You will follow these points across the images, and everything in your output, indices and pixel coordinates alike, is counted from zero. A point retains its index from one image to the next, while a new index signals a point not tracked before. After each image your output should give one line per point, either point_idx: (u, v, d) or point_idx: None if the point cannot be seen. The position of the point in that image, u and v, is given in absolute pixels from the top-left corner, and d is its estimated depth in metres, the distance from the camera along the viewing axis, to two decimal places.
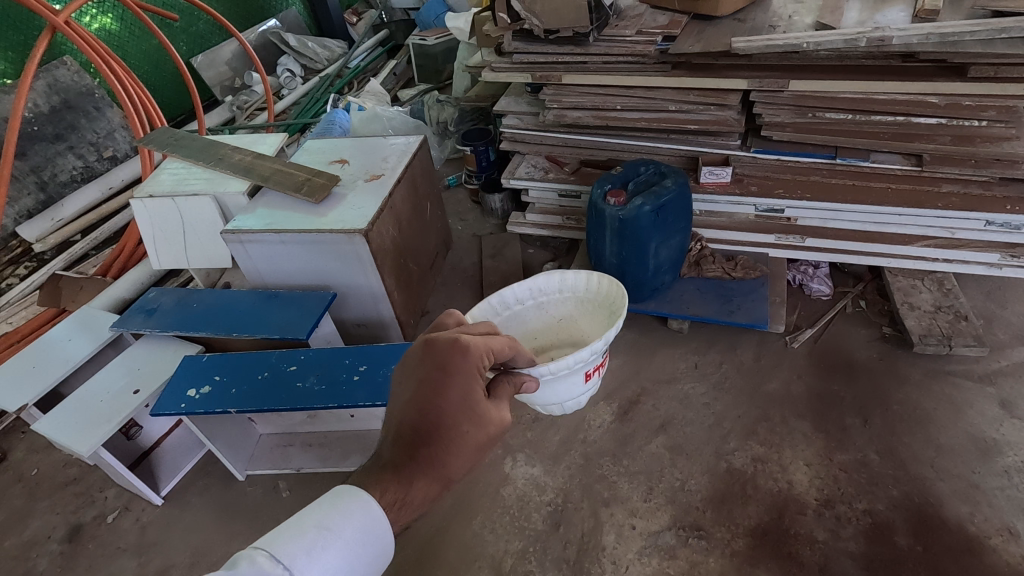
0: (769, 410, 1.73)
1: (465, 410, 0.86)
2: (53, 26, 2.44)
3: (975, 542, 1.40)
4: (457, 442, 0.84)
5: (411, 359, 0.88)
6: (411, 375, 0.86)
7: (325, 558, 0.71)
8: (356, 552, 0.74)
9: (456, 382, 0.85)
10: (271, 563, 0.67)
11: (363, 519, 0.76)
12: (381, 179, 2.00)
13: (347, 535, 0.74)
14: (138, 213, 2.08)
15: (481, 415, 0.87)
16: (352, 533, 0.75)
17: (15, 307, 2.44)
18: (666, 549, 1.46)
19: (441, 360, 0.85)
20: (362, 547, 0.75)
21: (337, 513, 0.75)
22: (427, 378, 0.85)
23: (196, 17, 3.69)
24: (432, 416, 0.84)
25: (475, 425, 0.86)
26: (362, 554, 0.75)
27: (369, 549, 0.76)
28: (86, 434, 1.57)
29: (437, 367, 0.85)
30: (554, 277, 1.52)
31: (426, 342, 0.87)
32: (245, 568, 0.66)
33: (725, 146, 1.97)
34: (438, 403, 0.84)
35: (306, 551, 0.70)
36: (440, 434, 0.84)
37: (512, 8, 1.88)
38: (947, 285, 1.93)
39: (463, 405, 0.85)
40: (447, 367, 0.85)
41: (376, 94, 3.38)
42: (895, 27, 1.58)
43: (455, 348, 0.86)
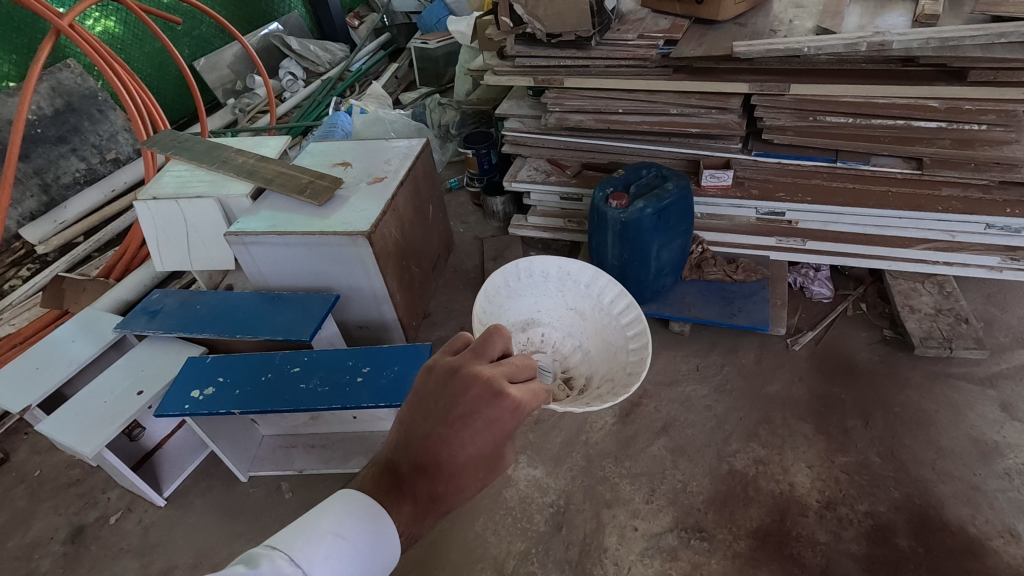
0: (770, 412, 1.73)
1: (487, 459, 0.76)
2: (57, 29, 2.44)
3: (977, 544, 1.41)
4: (470, 486, 0.77)
5: (445, 388, 0.73)
6: (440, 410, 0.73)
7: (341, 564, 0.65)
8: (370, 562, 0.68)
9: (487, 434, 0.74)
10: (287, 565, 0.61)
11: (377, 527, 0.70)
12: (384, 182, 2.01)
13: (356, 538, 0.68)
14: (141, 215, 2.08)
15: (499, 462, 0.79)
16: (366, 542, 0.68)
17: (18, 309, 2.45)
18: (669, 550, 1.47)
19: (478, 409, 0.73)
20: (376, 557, 0.69)
21: (348, 517, 0.69)
22: (461, 422, 0.73)
23: (198, 20, 3.70)
24: (451, 462, 0.75)
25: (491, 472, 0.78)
26: (375, 564, 0.69)
27: (382, 559, 0.70)
28: (89, 436, 1.57)
29: (472, 416, 0.73)
30: (589, 273, 1.42)
31: (466, 379, 0.73)
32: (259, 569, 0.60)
33: (726, 150, 1.98)
34: (463, 452, 0.74)
35: (324, 555, 0.64)
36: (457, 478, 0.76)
37: (514, 12, 1.86)
38: (948, 288, 1.94)
39: (487, 455, 0.76)
40: (484, 419, 0.73)
41: (378, 97, 3.40)
42: (895, 32, 1.59)
43: (500, 400, 0.73)
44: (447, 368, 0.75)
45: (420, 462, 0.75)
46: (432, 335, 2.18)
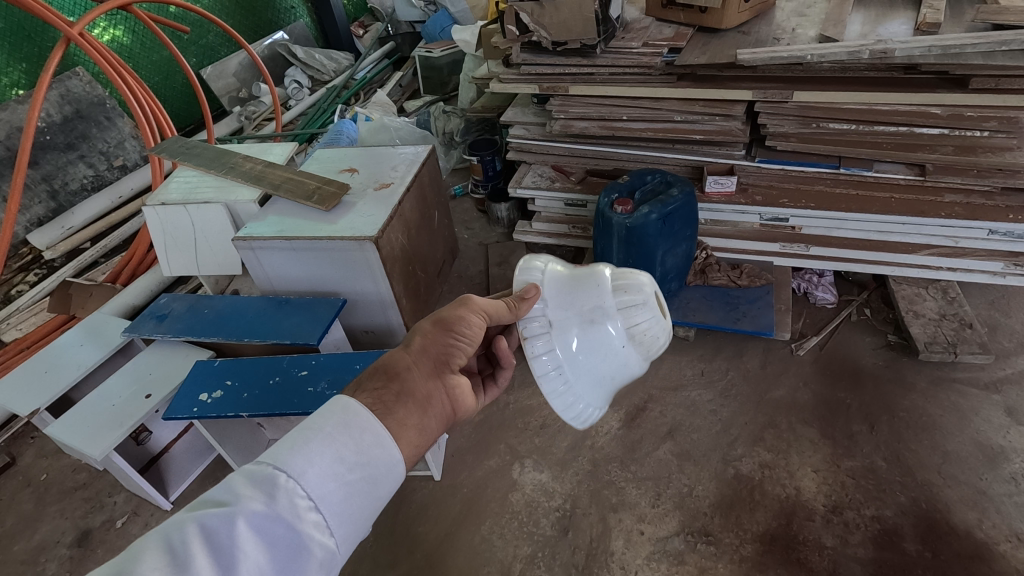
0: (776, 417, 1.74)
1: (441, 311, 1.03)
2: (68, 38, 2.46)
3: (984, 548, 1.41)
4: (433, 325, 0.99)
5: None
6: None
7: (312, 449, 0.70)
8: (345, 443, 0.72)
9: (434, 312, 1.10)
10: (253, 465, 0.68)
11: (343, 417, 0.75)
12: (390, 188, 2.03)
13: (328, 429, 0.72)
14: (150, 220, 2.11)
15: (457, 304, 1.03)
16: (336, 424, 0.73)
17: (25, 314, 2.46)
18: (675, 554, 1.47)
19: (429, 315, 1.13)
20: (351, 437, 0.73)
21: (317, 416, 0.74)
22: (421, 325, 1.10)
23: (205, 29, 3.75)
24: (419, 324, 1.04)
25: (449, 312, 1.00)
26: (354, 445, 0.73)
27: (362, 438, 0.74)
28: (97, 439, 1.58)
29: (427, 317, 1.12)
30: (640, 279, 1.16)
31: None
32: (231, 475, 0.67)
33: (730, 156, 1.99)
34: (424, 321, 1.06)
35: (289, 447, 0.69)
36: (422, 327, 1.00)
37: (520, 20, 1.90)
38: (951, 294, 1.95)
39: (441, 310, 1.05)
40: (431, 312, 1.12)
41: (383, 105, 3.44)
42: (897, 40, 1.61)
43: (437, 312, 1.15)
44: None
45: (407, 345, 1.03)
46: None
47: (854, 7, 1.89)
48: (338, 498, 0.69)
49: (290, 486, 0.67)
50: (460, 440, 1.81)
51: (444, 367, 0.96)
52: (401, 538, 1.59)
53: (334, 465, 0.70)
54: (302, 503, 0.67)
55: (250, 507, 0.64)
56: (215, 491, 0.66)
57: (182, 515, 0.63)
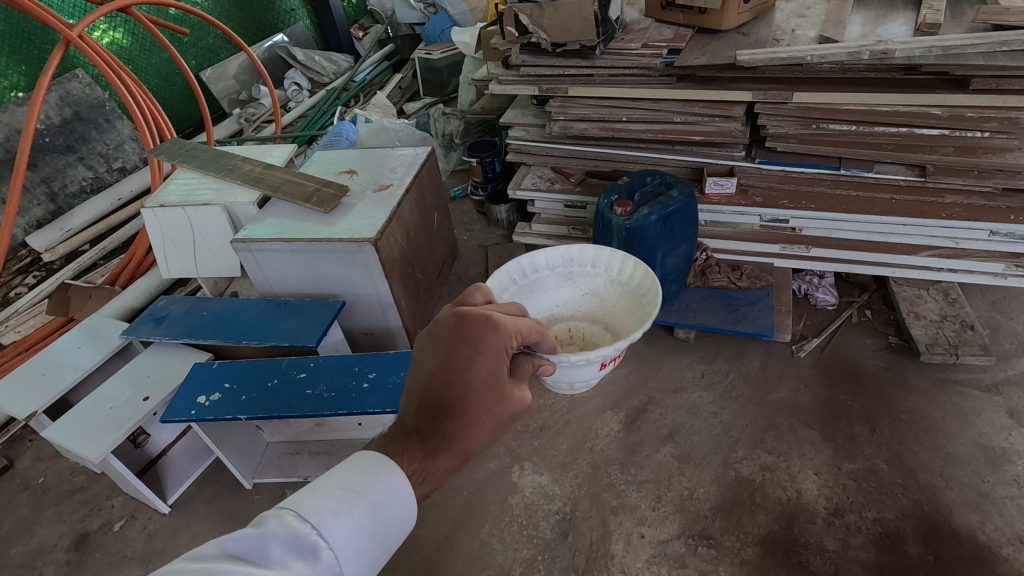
0: (777, 419, 1.73)
1: (487, 389, 0.88)
2: (67, 40, 2.45)
3: (986, 551, 1.40)
4: (477, 417, 0.88)
5: (448, 317, 0.87)
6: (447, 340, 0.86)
7: (356, 519, 0.72)
8: (381, 516, 0.75)
9: (484, 363, 0.86)
10: (299, 522, 0.68)
11: (386, 485, 0.77)
12: (389, 190, 2.02)
13: (371, 496, 0.75)
14: (149, 223, 2.11)
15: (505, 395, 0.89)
16: (378, 493, 0.76)
17: (23, 317, 2.45)
18: (675, 558, 1.46)
19: (475, 339, 0.85)
20: (387, 511, 0.76)
21: (361, 476, 0.77)
22: (455, 353, 0.86)
23: (205, 31, 3.75)
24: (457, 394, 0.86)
25: (495, 408, 0.89)
26: (389, 519, 0.76)
27: (395, 511, 0.77)
28: (94, 442, 1.57)
29: (469, 344, 0.85)
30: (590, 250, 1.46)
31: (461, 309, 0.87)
32: (277, 528, 0.67)
33: (730, 157, 1.99)
34: (465, 379, 0.86)
35: (335, 509, 0.71)
36: (461, 408, 0.87)
37: (519, 22, 1.90)
38: (953, 295, 1.94)
39: (489, 382, 0.87)
40: (479, 346, 0.85)
41: (383, 107, 3.45)
42: (897, 41, 1.61)
43: (488, 323, 0.85)
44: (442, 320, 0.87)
45: (429, 393, 0.87)
46: None
47: (854, 7, 1.89)
48: (361, 570, 0.72)
49: (330, 556, 0.69)
50: None
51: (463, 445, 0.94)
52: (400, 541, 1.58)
53: (368, 539, 0.73)
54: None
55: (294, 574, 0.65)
56: (257, 542, 0.64)
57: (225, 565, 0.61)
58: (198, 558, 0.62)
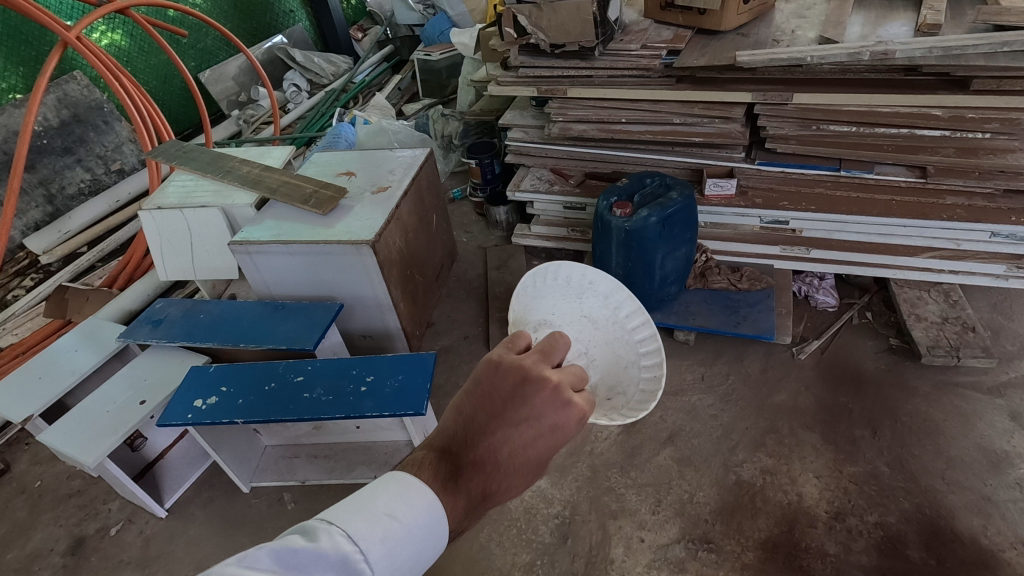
0: (777, 422, 1.72)
1: (535, 461, 0.78)
2: (65, 41, 2.44)
3: (989, 556, 1.39)
4: (516, 479, 0.79)
5: (513, 374, 0.77)
6: (510, 400, 0.76)
7: (396, 551, 0.68)
8: (421, 548, 0.71)
9: (542, 435, 0.76)
10: (345, 544, 0.64)
11: (430, 517, 0.72)
12: (388, 192, 2.01)
13: (414, 528, 0.70)
14: (146, 225, 2.10)
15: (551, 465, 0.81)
16: (424, 524, 0.71)
17: (21, 319, 2.44)
18: (675, 562, 1.45)
19: (542, 413, 0.75)
20: (427, 544, 0.72)
21: (407, 505, 0.71)
22: (512, 409, 0.77)
23: (204, 32, 3.75)
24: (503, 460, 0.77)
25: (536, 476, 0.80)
26: (426, 553, 0.72)
27: (432, 545, 0.73)
28: (90, 446, 1.56)
29: (536, 417, 0.76)
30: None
31: (530, 370, 0.77)
32: (321, 550, 0.63)
33: (730, 158, 1.98)
34: (515, 447, 0.77)
35: (380, 538, 0.67)
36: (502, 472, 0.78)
37: (518, 22, 1.89)
38: (954, 297, 1.93)
39: (541, 456, 0.78)
40: (545, 419, 0.76)
41: (382, 109, 3.45)
42: (898, 41, 1.60)
43: (557, 400, 0.76)
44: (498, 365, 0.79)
45: (477, 452, 0.77)
46: (435, 345, 2.17)
47: (854, 8, 1.88)
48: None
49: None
50: None
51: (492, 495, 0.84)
52: None
53: (405, 571, 0.69)
54: None
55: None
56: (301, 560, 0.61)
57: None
58: (248, 565, 0.59)
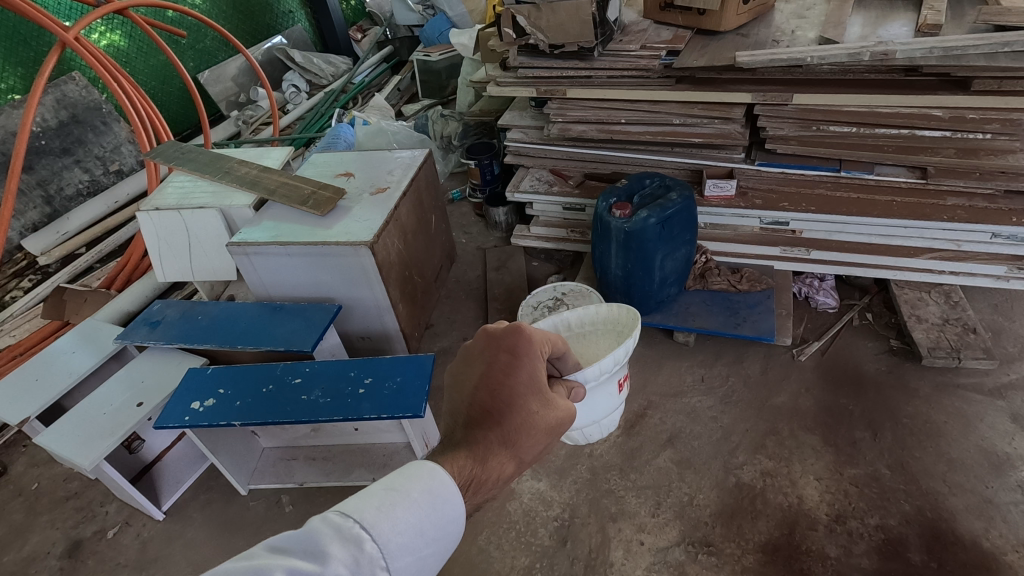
0: (777, 423, 1.71)
1: (526, 397, 0.83)
2: (63, 42, 2.43)
3: (991, 558, 1.38)
4: (517, 420, 0.82)
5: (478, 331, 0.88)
6: (482, 348, 0.84)
7: (398, 517, 0.65)
8: (429, 518, 0.68)
9: (519, 366, 0.83)
10: (340, 518, 0.63)
11: (430, 484, 0.71)
12: (387, 193, 2.00)
13: (414, 496, 0.68)
14: (144, 226, 2.09)
15: (550, 400, 0.85)
16: (427, 490, 0.70)
17: (18, 321, 2.43)
18: (675, 565, 1.44)
19: (509, 343, 0.83)
20: (436, 511, 0.69)
21: (403, 477, 0.70)
22: (487, 361, 0.84)
23: (203, 33, 3.74)
24: (500, 399, 0.82)
25: (537, 413, 0.84)
26: (438, 518, 0.69)
27: (443, 514, 0.70)
28: (87, 448, 1.55)
29: (506, 350, 0.83)
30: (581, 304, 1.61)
31: (491, 321, 0.87)
32: (314, 525, 0.62)
33: (729, 159, 1.97)
34: (501, 387, 0.82)
35: (377, 507, 0.65)
36: (501, 414, 0.82)
37: (517, 23, 1.88)
38: (954, 298, 1.92)
39: (532, 390, 0.84)
40: (517, 351, 0.83)
41: (381, 109, 3.44)
42: (898, 42, 1.59)
43: (520, 329, 0.84)
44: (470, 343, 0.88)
45: (473, 404, 0.83)
46: (435, 346, 2.17)
47: (854, 8, 1.88)
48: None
49: (374, 555, 0.62)
50: None
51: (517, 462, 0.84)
52: None
53: (415, 539, 0.66)
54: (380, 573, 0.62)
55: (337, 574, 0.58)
56: (297, 538, 0.61)
57: (262, 560, 0.58)
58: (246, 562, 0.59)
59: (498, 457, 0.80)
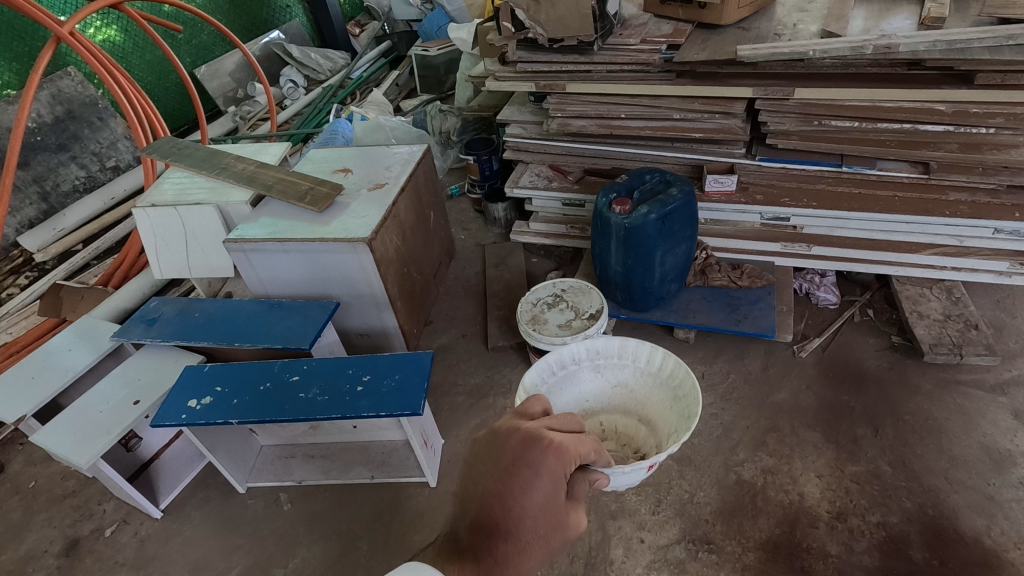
0: (778, 421, 1.70)
1: (551, 514, 0.75)
2: (58, 37, 2.40)
3: (993, 556, 1.37)
4: (532, 553, 0.71)
5: (508, 433, 0.77)
6: (507, 457, 0.74)
7: None
8: None
9: (544, 482, 0.74)
10: None
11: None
12: (385, 188, 1.99)
13: None
14: (140, 223, 2.06)
15: (564, 524, 0.78)
16: None
17: (15, 317, 2.42)
18: (676, 563, 1.43)
19: (528, 458, 0.74)
20: None
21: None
22: (509, 476, 0.73)
23: (199, 28, 3.71)
24: (515, 516, 0.71)
25: (560, 533, 0.77)
26: None
27: None
28: (84, 447, 1.54)
29: (524, 464, 0.74)
30: (616, 342, 1.30)
31: (523, 425, 0.77)
32: None
33: (730, 154, 1.96)
34: (521, 500, 0.72)
35: None
36: (519, 528, 0.71)
37: (517, 17, 1.87)
38: (956, 294, 1.91)
39: (550, 509, 0.75)
40: (540, 468, 0.74)
41: (379, 105, 3.41)
42: (902, 35, 1.57)
43: (547, 443, 0.76)
44: (499, 442, 0.77)
45: (478, 512, 0.71)
46: (433, 343, 2.16)
47: (857, 2, 1.85)
48: None
49: None
50: (457, 446, 1.79)
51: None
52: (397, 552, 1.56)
53: None
54: None
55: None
56: None
57: None
58: None
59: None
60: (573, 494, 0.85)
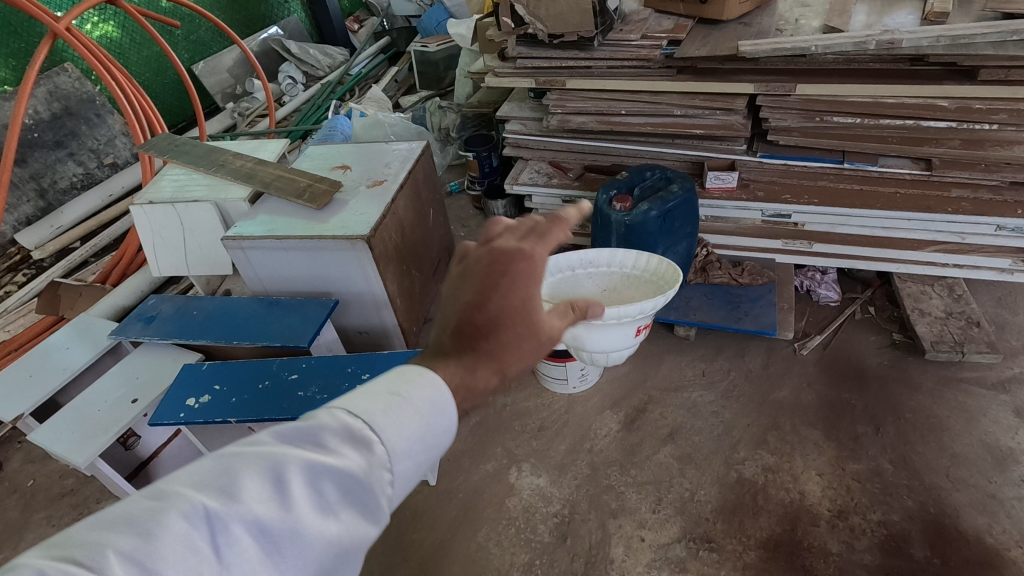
0: (779, 419, 1.70)
1: (528, 316, 0.91)
2: (54, 33, 2.38)
3: (994, 554, 1.37)
4: (512, 339, 0.88)
5: (480, 253, 0.95)
6: (478, 272, 0.91)
7: (402, 424, 0.61)
8: (430, 427, 0.63)
9: (519, 284, 0.89)
10: (347, 417, 0.59)
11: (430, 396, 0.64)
12: (384, 185, 1.98)
13: (418, 407, 0.62)
14: (137, 220, 2.05)
15: (537, 320, 0.92)
16: (437, 411, 0.63)
17: (13, 315, 2.41)
18: (676, 562, 1.43)
19: (501, 267, 0.91)
20: (434, 422, 0.63)
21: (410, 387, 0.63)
22: (495, 280, 0.90)
23: (196, 24, 3.69)
24: (492, 319, 0.89)
25: (536, 332, 0.92)
26: (433, 429, 0.63)
27: (439, 428, 0.64)
28: (82, 445, 1.53)
29: (499, 271, 0.91)
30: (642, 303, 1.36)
31: (491, 248, 0.93)
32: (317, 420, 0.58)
33: (731, 151, 1.95)
34: (498, 298, 0.90)
35: (383, 408, 0.60)
36: (500, 323, 0.89)
37: (516, 12, 1.85)
38: (958, 291, 1.90)
39: (524, 310, 0.91)
40: (510, 271, 0.91)
41: (378, 101, 3.39)
42: (904, 30, 1.56)
43: (519, 254, 0.91)
44: (467, 265, 0.93)
45: (463, 322, 0.88)
46: None
47: None
48: (410, 478, 0.62)
49: (381, 458, 0.58)
50: (457, 444, 1.78)
51: (499, 370, 0.88)
52: (397, 551, 1.55)
53: (416, 446, 0.61)
54: (383, 478, 0.59)
55: (301, 451, 0.56)
56: (292, 428, 0.58)
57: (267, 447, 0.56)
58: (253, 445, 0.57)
59: (492, 358, 0.87)
60: (550, 312, 1.00)
